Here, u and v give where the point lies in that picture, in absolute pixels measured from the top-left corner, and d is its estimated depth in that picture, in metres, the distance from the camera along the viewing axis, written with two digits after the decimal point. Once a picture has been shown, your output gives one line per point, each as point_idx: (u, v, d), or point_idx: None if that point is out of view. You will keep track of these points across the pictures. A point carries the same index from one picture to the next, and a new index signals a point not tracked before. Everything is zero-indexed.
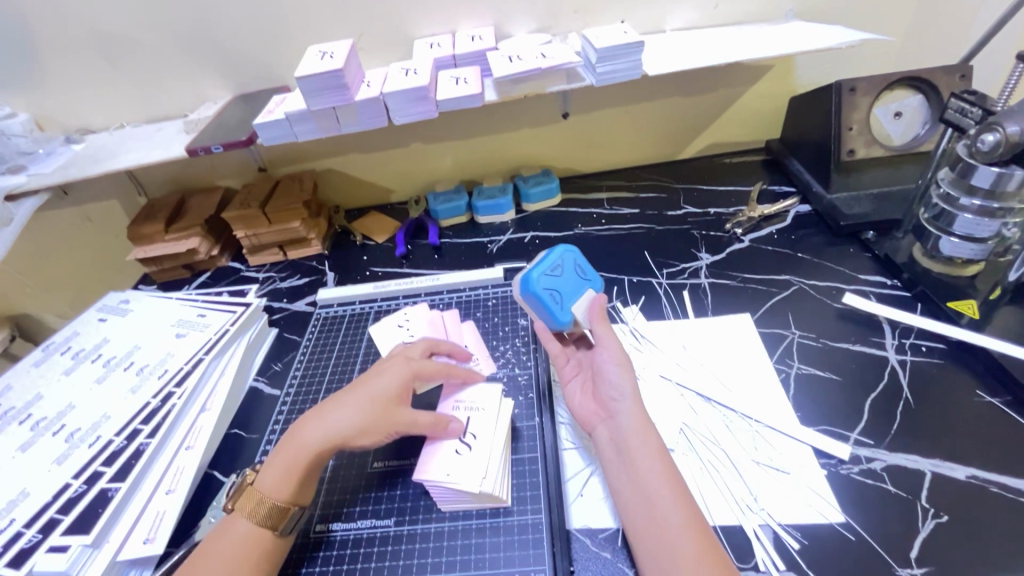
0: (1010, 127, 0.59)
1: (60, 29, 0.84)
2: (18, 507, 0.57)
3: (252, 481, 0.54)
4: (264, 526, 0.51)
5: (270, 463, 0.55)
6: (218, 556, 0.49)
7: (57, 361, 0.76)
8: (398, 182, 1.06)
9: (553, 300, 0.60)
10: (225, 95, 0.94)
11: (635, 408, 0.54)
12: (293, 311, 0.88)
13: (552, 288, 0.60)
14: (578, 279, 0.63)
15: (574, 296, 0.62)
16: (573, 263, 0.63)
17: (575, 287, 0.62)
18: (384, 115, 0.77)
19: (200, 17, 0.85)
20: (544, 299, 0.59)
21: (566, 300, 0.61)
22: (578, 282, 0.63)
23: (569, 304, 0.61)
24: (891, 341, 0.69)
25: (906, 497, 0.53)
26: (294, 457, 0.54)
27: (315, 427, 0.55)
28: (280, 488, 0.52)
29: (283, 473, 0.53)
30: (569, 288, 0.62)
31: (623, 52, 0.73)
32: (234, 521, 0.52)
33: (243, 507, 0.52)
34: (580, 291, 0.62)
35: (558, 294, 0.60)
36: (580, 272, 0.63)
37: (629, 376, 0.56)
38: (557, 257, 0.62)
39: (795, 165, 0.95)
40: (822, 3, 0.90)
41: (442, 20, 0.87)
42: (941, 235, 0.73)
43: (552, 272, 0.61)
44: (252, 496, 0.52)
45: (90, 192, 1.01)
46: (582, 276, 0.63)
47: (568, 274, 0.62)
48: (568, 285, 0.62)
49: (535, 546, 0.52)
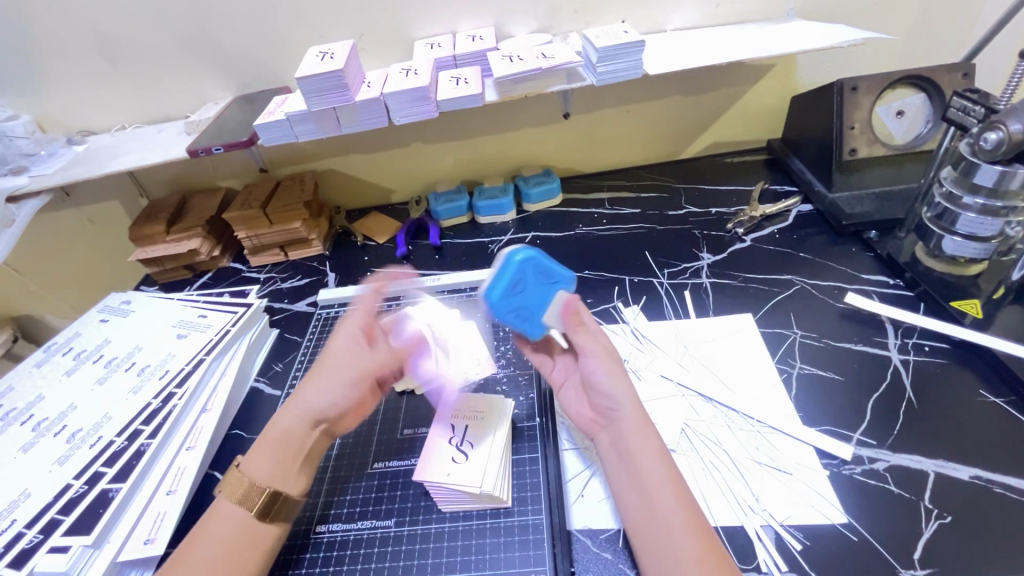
0: (1013, 125, 0.58)
1: (62, 31, 0.84)
2: (19, 508, 0.57)
3: (237, 466, 0.53)
4: (252, 512, 0.51)
5: (254, 450, 0.54)
6: (207, 544, 0.49)
7: (58, 361, 0.76)
8: (399, 183, 1.06)
9: (521, 320, 0.56)
10: (226, 96, 0.94)
11: (631, 410, 0.53)
12: (294, 312, 0.88)
13: (517, 308, 0.55)
14: (546, 283, 0.56)
15: (543, 306, 0.56)
16: (539, 269, 0.55)
17: (543, 295, 0.56)
18: (384, 115, 0.77)
19: (201, 18, 0.85)
20: (512, 322, 0.55)
21: (534, 315, 0.56)
22: (547, 286, 0.56)
23: (539, 316, 0.56)
24: (893, 341, 0.68)
25: (910, 497, 0.53)
26: (281, 445, 0.54)
27: (298, 414, 0.55)
28: (269, 475, 0.52)
29: (271, 459, 0.53)
30: (536, 301, 0.56)
31: (624, 52, 0.73)
32: (220, 506, 0.51)
33: (229, 491, 0.52)
34: (548, 296, 0.56)
35: (526, 310, 0.55)
36: (547, 276, 0.56)
37: (623, 380, 0.55)
38: (517, 272, 0.54)
39: (796, 165, 0.95)
40: (823, 2, 0.90)
41: (442, 20, 0.87)
42: (944, 234, 0.72)
43: (514, 291, 0.54)
44: (238, 482, 0.52)
45: (93, 193, 1.02)
46: (550, 280, 0.56)
47: (532, 284, 0.55)
48: (535, 296, 0.55)
49: (536, 547, 0.52)
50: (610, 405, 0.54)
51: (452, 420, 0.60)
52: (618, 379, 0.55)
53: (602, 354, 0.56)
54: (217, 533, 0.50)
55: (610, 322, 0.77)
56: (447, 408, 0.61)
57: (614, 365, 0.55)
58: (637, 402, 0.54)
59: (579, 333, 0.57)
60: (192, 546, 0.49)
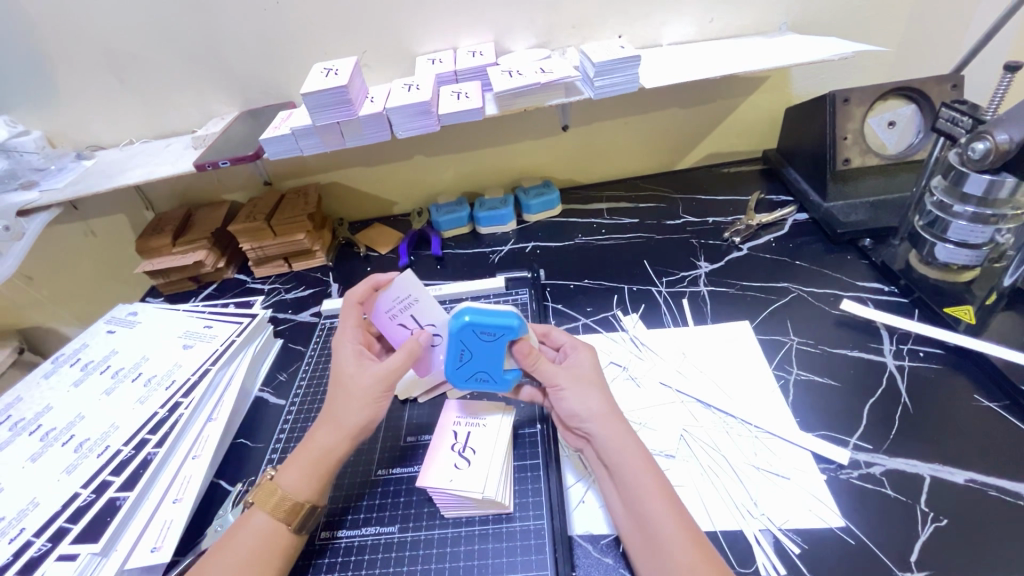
0: (1000, 136, 0.60)
1: (73, 49, 0.87)
2: (27, 517, 0.58)
3: (271, 477, 0.54)
4: (283, 522, 0.51)
5: (289, 463, 0.55)
6: (235, 547, 0.50)
7: (66, 372, 0.77)
8: (401, 195, 1.08)
9: (485, 379, 0.60)
10: (232, 111, 0.96)
11: (602, 424, 0.54)
12: (298, 322, 0.90)
13: (475, 371, 0.59)
14: (489, 344, 0.57)
15: (499, 362, 0.58)
16: (475, 335, 0.56)
17: (494, 353, 0.58)
18: (387, 129, 0.78)
19: (208, 36, 0.87)
20: (478, 382, 0.60)
21: (495, 372, 0.59)
22: (492, 346, 0.57)
23: (501, 370, 0.59)
24: (889, 347, 0.69)
25: (906, 501, 0.54)
26: (317, 460, 0.55)
27: (331, 431, 0.56)
28: (305, 488, 0.53)
29: (306, 473, 0.54)
30: (490, 359, 0.58)
31: (622, 66, 0.75)
32: (252, 513, 0.53)
33: (261, 500, 0.53)
34: (499, 351, 0.57)
35: (485, 370, 0.59)
36: (490, 335, 0.56)
37: (592, 397, 0.56)
38: (457, 344, 0.57)
39: (792, 174, 0.97)
40: (814, 17, 0.92)
41: (443, 36, 0.90)
42: (936, 242, 0.74)
43: (464, 360, 0.58)
44: (272, 492, 0.53)
45: (100, 206, 1.03)
46: (493, 337, 0.57)
47: (478, 347, 0.57)
48: (487, 357, 0.58)
49: (538, 551, 0.53)
50: (583, 422, 0.55)
51: (453, 428, 0.61)
52: (589, 397, 0.56)
53: (566, 375, 0.58)
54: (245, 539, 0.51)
55: (609, 330, 0.78)
56: (452, 418, 0.63)
57: (580, 383, 0.57)
58: (608, 413, 0.55)
59: (539, 367, 0.58)
60: (222, 551, 0.50)
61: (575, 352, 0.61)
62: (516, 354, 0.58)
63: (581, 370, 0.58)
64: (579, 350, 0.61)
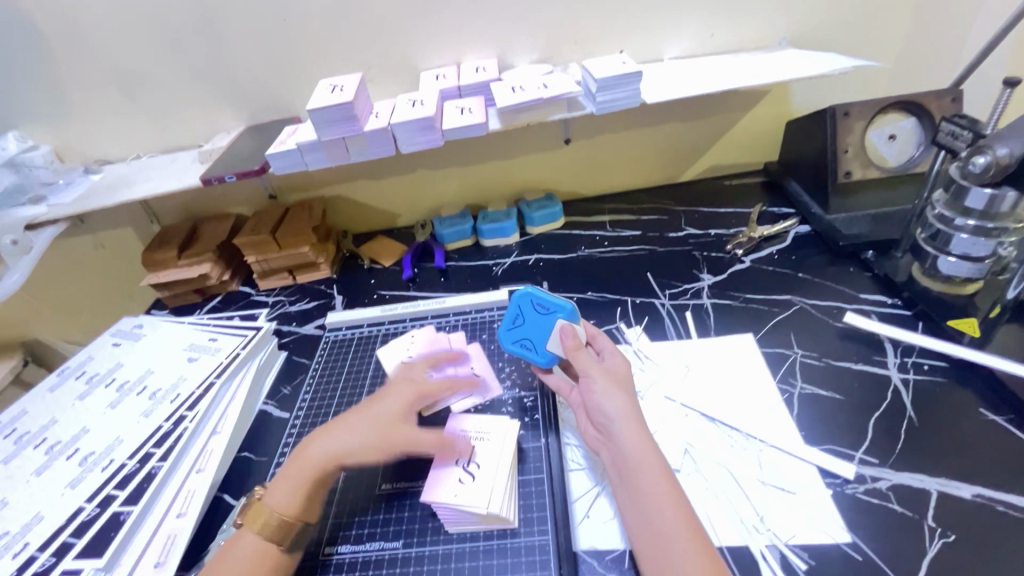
0: (1000, 149, 0.61)
1: (84, 65, 0.88)
2: (31, 531, 0.58)
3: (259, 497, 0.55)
4: (269, 541, 0.52)
5: (277, 482, 0.56)
6: (230, 569, 0.50)
7: (71, 385, 0.78)
8: (404, 208, 1.08)
9: (528, 348, 0.66)
10: (238, 125, 0.97)
11: (626, 425, 0.55)
12: (303, 334, 0.90)
13: (522, 337, 0.66)
14: (540, 315, 0.65)
15: (544, 336, 0.64)
16: (533, 303, 0.66)
17: (543, 325, 0.65)
18: (391, 145, 0.79)
19: (217, 53, 0.88)
20: (522, 351, 0.66)
21: (538, 343, 0.65)
22: (542, 317, 0.65)
23: (544, 345, 0.65)
24: (893, 360, 0.69)
25: (913, 517, 0.53)
26: (307, 475, 0.55)
27: (323, 446, 0.57)
28: (291, 506, 0.54)
29: (293, 490, 0.55)
30: (536, 329, 0.65)
31: (624, 82, 0.76)
32: (242, 535, 0.53)
33: (250, 521, 0.53)
34: (548, 326, 0.64)
35: (530, 340, 0.65)
36: (544, 308, 0.65)
37: (619, 398, 0.57)
38: (514, 309, 0.67)
39: (793, 186, 0.98)
40: (814, 32, 0.93)
41: (447, 52, 0.91)
42: (938, 254, 0.74)
43: (516, 325, 0.66)
44: (261, 512, 0.53)
45: (107, 219, 1.04)
46: (547, 311, 0.65)
47: (530, 316, 0.66)
48: (535, 327, 0.65)
49: (542, 567, 0.53)
50: (607, 421, 0.56)
51: (459, 440, 0.61)
52: (613, 396, 0.57)
53: (599, 369, 0.59)
54: (239, 561, 0.51)
55: (613, 343, 0.78)
56: (458, 431, 0.63)
57: (609, 381, 0.59)
58: (631, 416, 0.55)
59: (578, 356, 0.61)
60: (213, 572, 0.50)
61: (613, 357, 0.62)
62: (562, 337, 0.63)
63: (619, 374, 0.60)
64: (616, 355, 0.63)
